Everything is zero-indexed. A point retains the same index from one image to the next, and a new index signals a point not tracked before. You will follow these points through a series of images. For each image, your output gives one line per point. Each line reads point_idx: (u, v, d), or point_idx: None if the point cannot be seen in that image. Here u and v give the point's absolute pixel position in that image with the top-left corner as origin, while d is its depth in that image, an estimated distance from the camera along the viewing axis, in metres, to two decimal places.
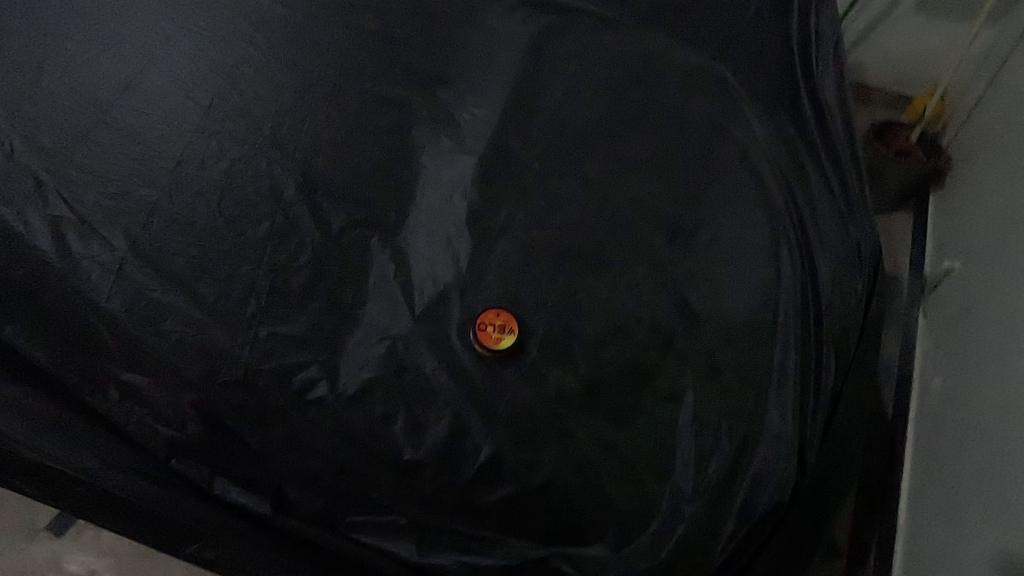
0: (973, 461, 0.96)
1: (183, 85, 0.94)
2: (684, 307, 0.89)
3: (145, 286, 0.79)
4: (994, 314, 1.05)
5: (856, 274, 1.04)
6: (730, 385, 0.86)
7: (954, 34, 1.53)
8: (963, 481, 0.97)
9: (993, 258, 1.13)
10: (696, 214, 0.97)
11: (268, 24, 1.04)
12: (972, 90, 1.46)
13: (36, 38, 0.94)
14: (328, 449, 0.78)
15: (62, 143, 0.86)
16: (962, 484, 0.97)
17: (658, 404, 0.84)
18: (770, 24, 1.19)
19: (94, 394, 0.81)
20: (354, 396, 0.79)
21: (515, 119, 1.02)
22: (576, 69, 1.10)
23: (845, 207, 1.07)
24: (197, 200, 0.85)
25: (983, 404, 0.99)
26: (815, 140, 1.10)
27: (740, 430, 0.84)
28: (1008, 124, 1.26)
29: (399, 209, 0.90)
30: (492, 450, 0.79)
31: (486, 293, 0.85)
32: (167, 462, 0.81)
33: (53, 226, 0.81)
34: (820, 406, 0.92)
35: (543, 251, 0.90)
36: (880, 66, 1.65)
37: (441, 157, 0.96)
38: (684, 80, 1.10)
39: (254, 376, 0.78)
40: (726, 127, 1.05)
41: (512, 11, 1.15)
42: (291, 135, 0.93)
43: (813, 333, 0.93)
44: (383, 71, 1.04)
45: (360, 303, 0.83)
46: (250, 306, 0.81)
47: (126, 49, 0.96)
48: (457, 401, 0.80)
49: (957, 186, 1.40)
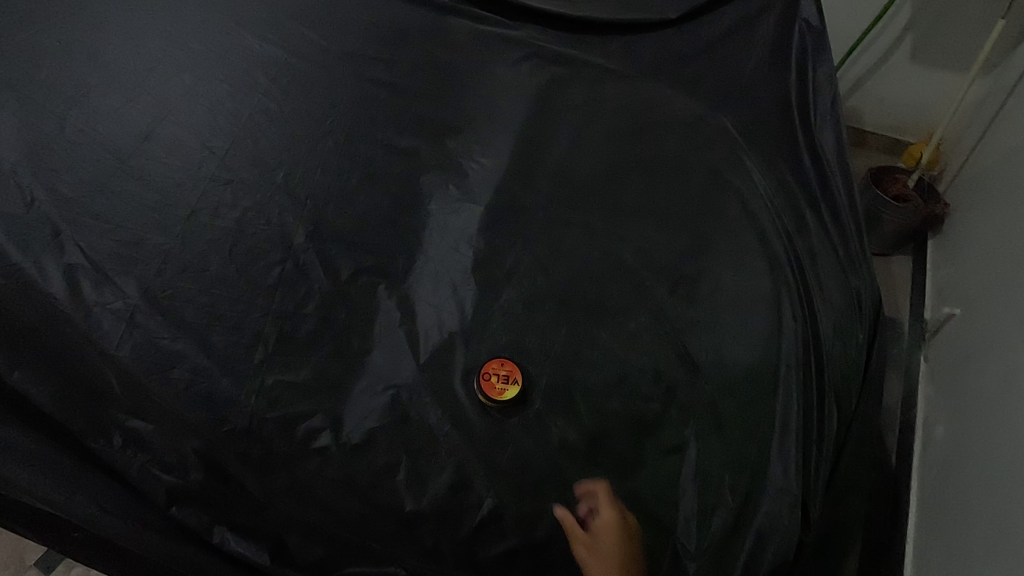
0: (978, 510, 0.94)
1: (201, 134, 0.97)
2: (687, 358, 0.89)
3: (156, 334, 0.81)
4: (989, 367, 1.06)
5: (858, 324, 1.04)
6: (732, 438, 0.86)
7: (947, 85, 1.57)
8: (968, 531, 0.95)
9: (992, 304, 1.14)
10: (698, 263, 0.98)
11: (285, 75, 1.08)
12: (967, 139, 1.50)
13: (62, 89, 0.97)
14: (330, 499, 0.78)
15: (81, 192, 0.88)
16: (967, 534, 0.95)
17: (660, 457, 0.84)
18: (769, 75, 1.21)
19: (98, 440, 0.81)
20: (358, 445, 0.79)
21: (521, 168, 1.05)
22: (581, 118, 1.13)
23: (845, 256, 1.07)
24: (210, 248, 0.87)
25: (980, 458, 0.99)
26: (815, 190, 1.12)
27: (743, 485, 0.84)
28: (1000, 176, 1.28)
29: (407, 257, 0.92)
30: (495, 502, 0.78)
31: (491, 343, 0.86)
32: (167, 509, 0.81)
33: (68, 273, 0.82)
34: (826, 460, 0.91)
35: (546, 300, 0.91)
36: (877, 114, 1.69)
37: (449, 205, 0.98)
38: (685, 131, 1.14)
39: (259, 425, 0.78)
40: (727, 179, 1.07)
41: (519, 64, 1.19)
42: (303, 183, 0.96)
43: (815, 384, 0.93)
44: (393, 120, 1.07)
45: (366, 350, 0.84)
46: (258, 354, 0.82)
47: (148, 100, 0.99)
48: (462, 452, 0.80)
49: (953, 233, 1.43)
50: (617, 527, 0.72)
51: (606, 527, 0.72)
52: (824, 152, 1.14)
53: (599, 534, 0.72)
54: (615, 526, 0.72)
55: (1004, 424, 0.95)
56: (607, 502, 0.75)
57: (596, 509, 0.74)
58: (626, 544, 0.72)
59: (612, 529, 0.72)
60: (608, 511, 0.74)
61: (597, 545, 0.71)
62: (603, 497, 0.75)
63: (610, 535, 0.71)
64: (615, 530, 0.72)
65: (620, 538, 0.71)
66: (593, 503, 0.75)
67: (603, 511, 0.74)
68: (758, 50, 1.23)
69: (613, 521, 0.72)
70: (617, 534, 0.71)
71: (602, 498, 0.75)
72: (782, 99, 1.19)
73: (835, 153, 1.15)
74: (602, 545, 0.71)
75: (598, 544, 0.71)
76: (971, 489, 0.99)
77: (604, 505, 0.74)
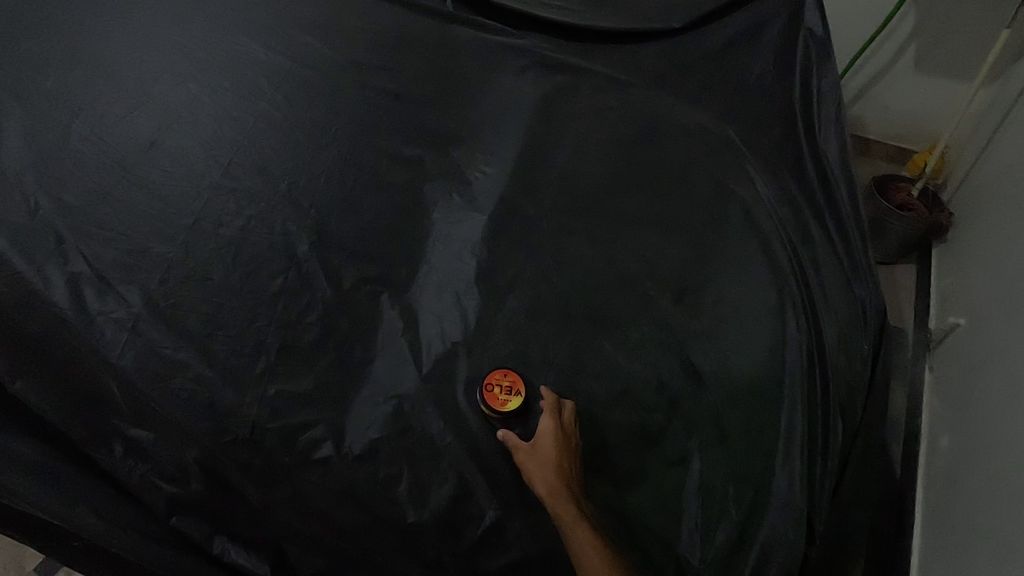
0: (982, 522, 0.93)
1: (205, 143, 0.97)
2: (691, 369, 0.89)
3: (158, 343, 0.80)
4: (993, 379, 1.05)
5: (862, 335, 1.04)
6: (735, 450, 0.85)
7: (952, 93, 1.57)
8: (973, 543, 0.94)
9: (998, 314, 1.13)
10: (702, 273, 0.98)
11: (289, 83, 1.08)
12: (972, 148, 1.49)
13: (68, 98, 0.97)
14: (331, 510, 0.78)
15: (86, 202, 0.88)
16: (971, 546, 0.94)
17: (663, 469, 0.84)
18: (774, 84, 1.21)
19: (99, 449, 0.81)
20: (360, 456, 0.79)
21: (525, 178, 1.05)
22: (584, 127, 1.14)
23: (850, 266, 1.07)
24: (213, 257, 0.87)
25: (983, 472, 0.98)
26: (818, 200, 1.11)
27: (747, 498, 0.83)
28: (1004, 186, 1.28)
29: (410, 266, 0.92)
30: (497, 514, 0.78)
31: (493, 353, 0.86)
32: (168, 518, 0.81)
33: (71, 282, 0.82)
34: (831, 472, 0.90)
35: (549, 309, 0.91)
36: (881, 122, 1.69)
37: (453, 213, 0.98)
38: (689, 140, 1.13)
39: (260, 435, 0.78)
40: (732, 189, 1.07)
41: (523, 72, 1.20)
42: (307, 192, 0.96)
43: (819, 395, 0.92)
44: (397, 129, 1.07)
45: (368, 360, 0.84)
46: (259, 363, 0.81)
47: (153, 109, 0.99)
48: (464, 463, 0.79)
49: (957, 243, 1.42)
50: (552, 433, 0.78)
51: (542, 431, 0.78)
52: (829, 162, 1.13)
53: (535, 437, 0.78)
54: (551, 431, 0.78)
55: (1007, 438, 0.94)
56: (550, 408, 0.80)
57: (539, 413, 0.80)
58: (559, 447, 0.77)
59: (546, 434, 0.78)
60: (548, 417, 0.79)
61: (532, 448, 0.78)
62: (548, 403, 0.80)
63: (544, 439, 0.78)
64: (550, 435, 0.78)
65: (552, 443, 0.77)
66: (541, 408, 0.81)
67: (545, 416, 0.80)
68: (762, 59, 1.22)
69: (549, 427, 0.78)
70: (550, 439, 0.77)
71: (547, 404, 0.81)
72: (786, 108, 1.18)
73: (839, 162, 1.14)
74: (536, 448, 0.77)
75: (533, 446, 0.78)
76: (974, 502, 0.98)
77: (546, 411, 0.80)
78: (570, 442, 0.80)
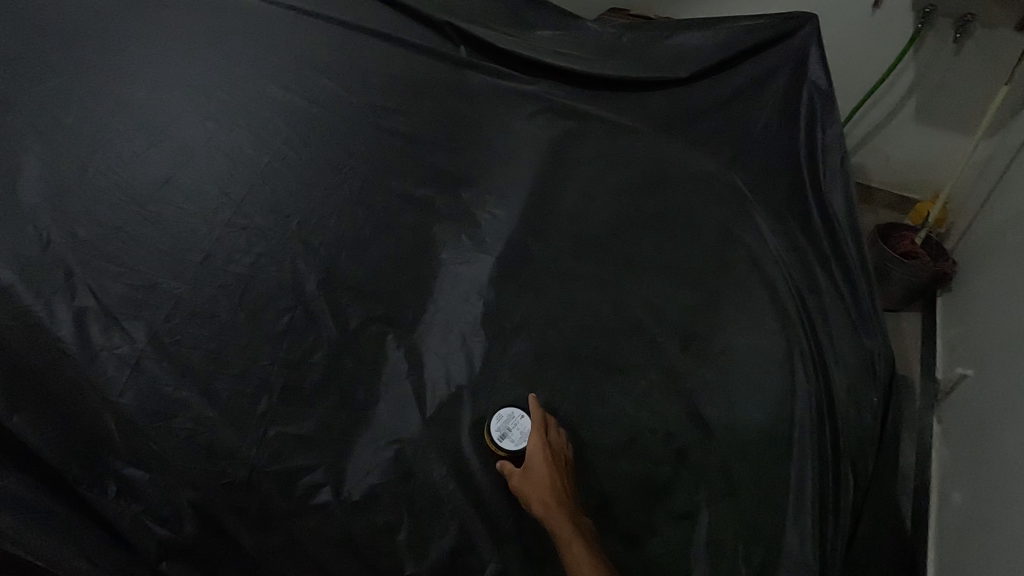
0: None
1: (220, 180, 0.98)
2: (698, 418, 0.88)
3: (161, 381, 0.79)
4: (996, 438, 1.03)
5: (872, 387, 1.01)
6: (744, 505, 0.82)
7: (953, 146, 1.59)
8: None
9: (1002, 367, 1.11)
10: (710, 321, 0.97)
11: (304, 123, 1.10)
12: (974, 199, 1.50)
13: (88, 133, 0.98)
14: (325, 560, 0.75)
15: (98, 236, 0.88)
16: None
17: (671, 524, 0.81)
18: (779, 135, 1.22)
19: (91, 487, 0.79)
20: (359, 502, 0.77)
21: (534, 221, 1.06)
22: (593, 171, 1.15)
23: (858, 316, 1.05)
24: (221, 293, 0.87)
25: (991, 529, 0.95)
26: (825, 248, 1.11)
27: (757, 556, 0.79)
28: (1004, 241, 1.28)
29: (417, 307, 0.92)
30: (498, 566, 0.76)
31: (498, 398, 0.85)
32: (157, 563, 0.79)
33: (77, 317, 0.81)
34: (845, 531, 0.87)
35: (555, 353, 0.90)
36: (883, 172, 1.72)
37: (462, 255, 0.99)
38: (696, 186, 1.15)
39: (258, 479, 0.76)
40: (738, 236, 1.08)
41: (533, 118, 1.23)
42: (317, 231, 0.97)
43: (831, 449, 0.89)
44: (409, 171, 1.09)
45: (372, 402, 0.83)
46: (261, 404, 0.80)
47: (170, 146, 1.01)
48: (465, 512, 0.77)
49: (962, 293, 1.42)
50: (543, 452, 0.77)
51: (532, 449, 0.77)
52: (835, 213, 1.14)
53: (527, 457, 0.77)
54: (542, 447, 0.78)
55: (1005, 504, 0.92)
56: (538, 426, 0.80)
57: (527, 432, 0.80)
58: (552, 467, 0.77)
59: (538, 452, 0.77)
60: (536, 433, 0.79)
61: (525, 474, 0.76)
62: (535, 421, 0.80)
63: (537, 456, 0.77)
64: (541, 454, 0.77)
65: (546, 462, 0.76)
66: (522, 423, 0.81)
67: (533, 433, 0.79)
68: (767, 109, 1.25)
69: (539, 446, 0.77)
70: (542, 458, 0.76)
71: (534, 421, 0.80)
72: (792, 157, 1.20)
73: (845, 213, 1.15)
74: (530, 469, 0.76)
75: (526, 469, 0.77)
76: (973, 567, 0.95)
77: (534, 428, 0.80)
78: (560, 459, 0.79)
